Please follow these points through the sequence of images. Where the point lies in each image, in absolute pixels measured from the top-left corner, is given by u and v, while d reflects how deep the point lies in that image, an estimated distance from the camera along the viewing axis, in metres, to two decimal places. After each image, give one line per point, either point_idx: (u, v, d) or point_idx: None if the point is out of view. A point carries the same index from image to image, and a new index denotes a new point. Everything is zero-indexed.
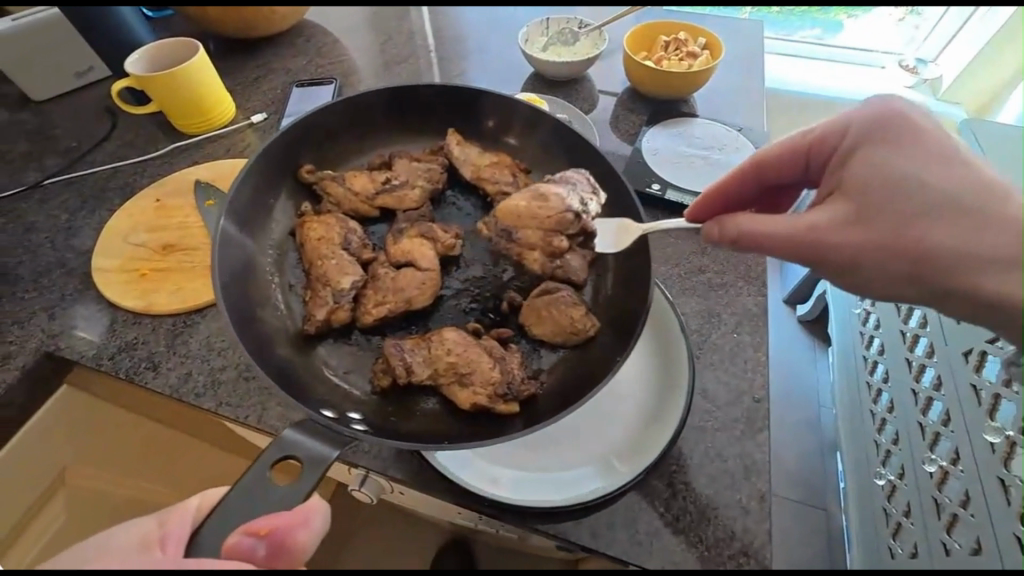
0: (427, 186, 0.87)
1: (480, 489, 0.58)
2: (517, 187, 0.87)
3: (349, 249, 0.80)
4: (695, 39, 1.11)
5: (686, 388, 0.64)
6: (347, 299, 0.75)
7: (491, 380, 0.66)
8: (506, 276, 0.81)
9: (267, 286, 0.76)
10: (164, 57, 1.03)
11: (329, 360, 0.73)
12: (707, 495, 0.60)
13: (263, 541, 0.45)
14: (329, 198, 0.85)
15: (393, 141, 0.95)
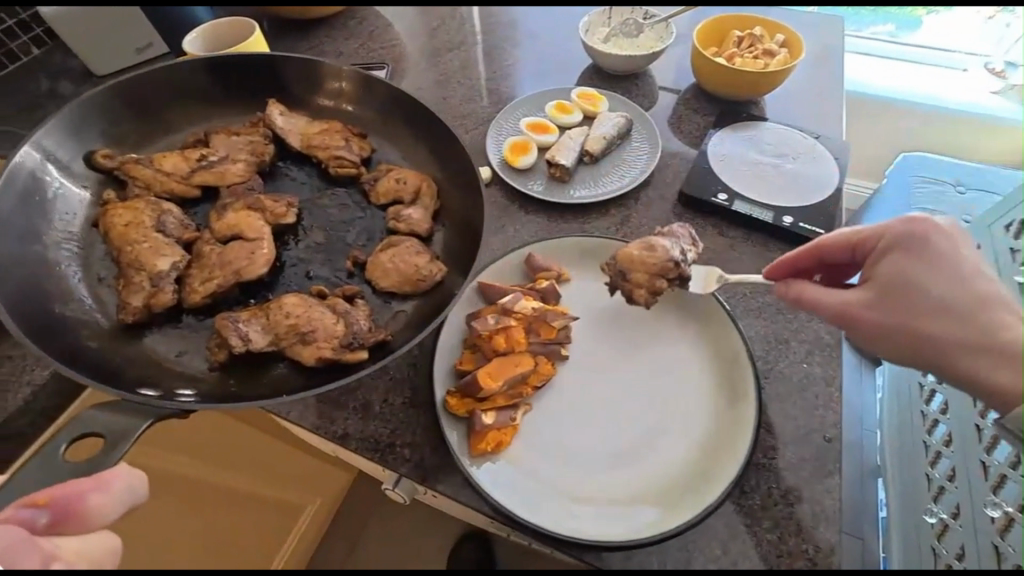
0: (250, 158, 0.83)
1: (528, 516, 0.55)
2: (353, 151, 0.84)
3: (167, 231, 0.76)
4: (772, 36, 1.02)
5: (753, 425, 0.60)
6: (168, 280, 0.71)
7: (331, 334, 0.66)
8: (352, 235, 0.80)
9: (68, 279, 0.72)
10: (221, 36, 1.02)
11: (159, 347, 0.69)
12: (769, 541, 0.56)
13: (45, 510, 0.41)
14: (136, 181, 0.80)
15: (196, 110, 0.90)
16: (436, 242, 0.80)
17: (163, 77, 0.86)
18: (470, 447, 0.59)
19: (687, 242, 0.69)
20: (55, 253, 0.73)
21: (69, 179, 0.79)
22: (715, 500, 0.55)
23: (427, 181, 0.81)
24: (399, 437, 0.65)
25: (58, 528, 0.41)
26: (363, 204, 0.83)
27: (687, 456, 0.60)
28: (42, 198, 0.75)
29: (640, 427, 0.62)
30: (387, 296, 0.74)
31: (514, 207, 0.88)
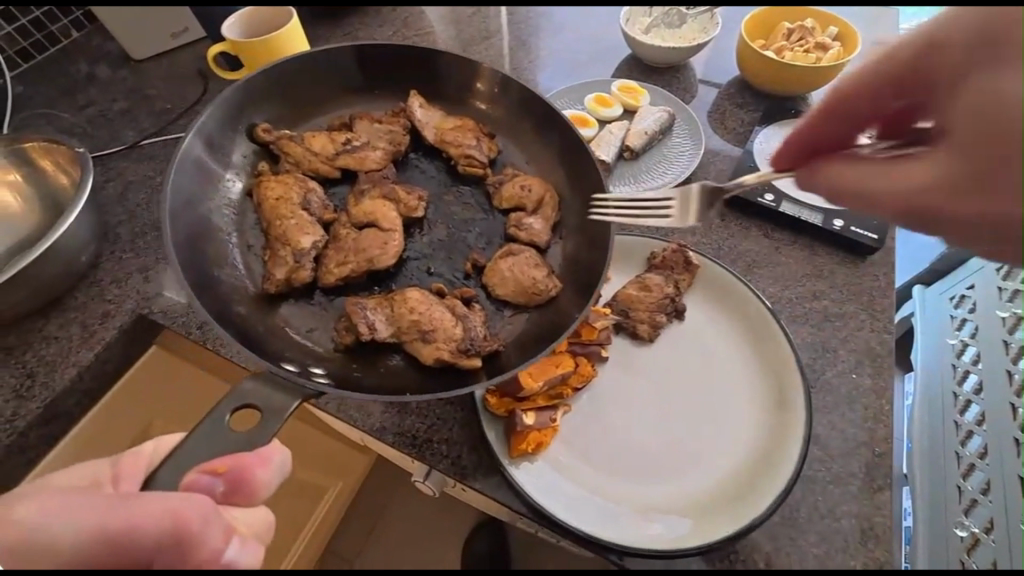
0: (389, 148, 0.82)
1: (567, 518, 0.55)
2: (484, 151, 0.82)
3: (311, 210, 0.77)
4: (824, 29, 0.98)
5: (802, 438, 0.58)
6: (308, 259, 0.71)
7: (454, 337, 0.64)
8: (473, 235, 0.79)
9: (224, 243, 0.73)
10: (259, 23, 1.02)
11: (291, 320, 0.70)
12: (815, 556, 0.55)
13: (221, 479, 0.43)
14: (288, 158, 0.80)
15: (355, 92, 0.88)
16: (553, 253, 0.77)
17: (327, 59, 0.84)
18: (509, 447, 0.59)
19: (681, 270, 0.70)
20: (213, 217, 0.74)
21: (235, 152, 0.80)
22: (761, 512, 0.54)
23: (554, 192, 0.79)
24: (436, 434, 0.65)
25: (229, 497, 0.43)
26: (486, 206, 0.81)
27: (730, 465, 0.59)
28: (206, 161, 0.76)
29: (681, 433, 0.62)
30: (503, 301, 0.72)
31: None
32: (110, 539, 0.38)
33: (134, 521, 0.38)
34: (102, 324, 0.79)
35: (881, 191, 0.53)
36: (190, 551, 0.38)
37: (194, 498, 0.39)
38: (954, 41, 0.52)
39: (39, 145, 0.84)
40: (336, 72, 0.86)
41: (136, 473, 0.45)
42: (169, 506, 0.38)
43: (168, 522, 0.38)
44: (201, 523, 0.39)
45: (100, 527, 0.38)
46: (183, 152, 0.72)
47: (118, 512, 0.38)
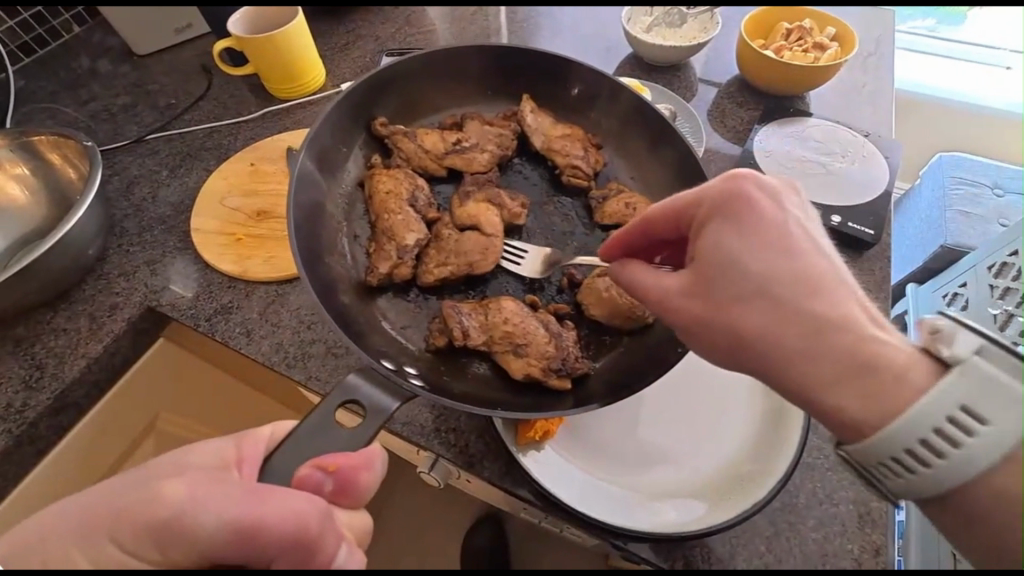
0: (497, 151, 0.87)
1: (574, 504, 0.56)
2: (588, 163, 0.86)
3: (415, 206, 0.81)
4: (823, 29, 1.00)
5: (802, 425, 0.59)
6: (410, 255, 0.76)
7: (547, 355, 0.67)
8: (569, 249, 0.82)
9: (336, 229, 0.79)
10: (262, 19, 1.03)
11: (387, 313, 0.75)
12: (815, 540, 0.56)
13: (331, 476, 0.47)
14: (400, 152, 0.85)
15: (468, 91, 0.94)
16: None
17: (440, 56, 0.89)
18: (517, 435, 0.60)
19: None
20: (329, 202, 0.80)
21: (354, 149, 0.86)
22: (765, 496, 0.56)
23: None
24: (445, 423, 0.66)
25: (335, 495, 0.47)
26: (586, 217, 0.84)
27: (733, 453, 0.61)
28: (331, 147, 0.82)
29: (684, 423, 0.63)
30: (593, 322, 0.75)
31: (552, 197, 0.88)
32: (244, 533, 0.41)
33: (270, 521, 0.41)
34: (111, 317, 0.79)
35: (648, 287, 0.55)
36: (310, 553, 0.43)
37: (318, 507, 0.43)
38: (707, 199, 0.54)
39: (46, 139, 0.84)
40: (450, 70, 0.91)
41: (254, 456, 0.48)
42: (302, 515, 0.42)
43: (298, 526, 0.42)
44: (323, 531, 0.43)
45: (236, 519, 0.41)
46: (313, 139, 0.78)
47: (255, 508, 0.41)
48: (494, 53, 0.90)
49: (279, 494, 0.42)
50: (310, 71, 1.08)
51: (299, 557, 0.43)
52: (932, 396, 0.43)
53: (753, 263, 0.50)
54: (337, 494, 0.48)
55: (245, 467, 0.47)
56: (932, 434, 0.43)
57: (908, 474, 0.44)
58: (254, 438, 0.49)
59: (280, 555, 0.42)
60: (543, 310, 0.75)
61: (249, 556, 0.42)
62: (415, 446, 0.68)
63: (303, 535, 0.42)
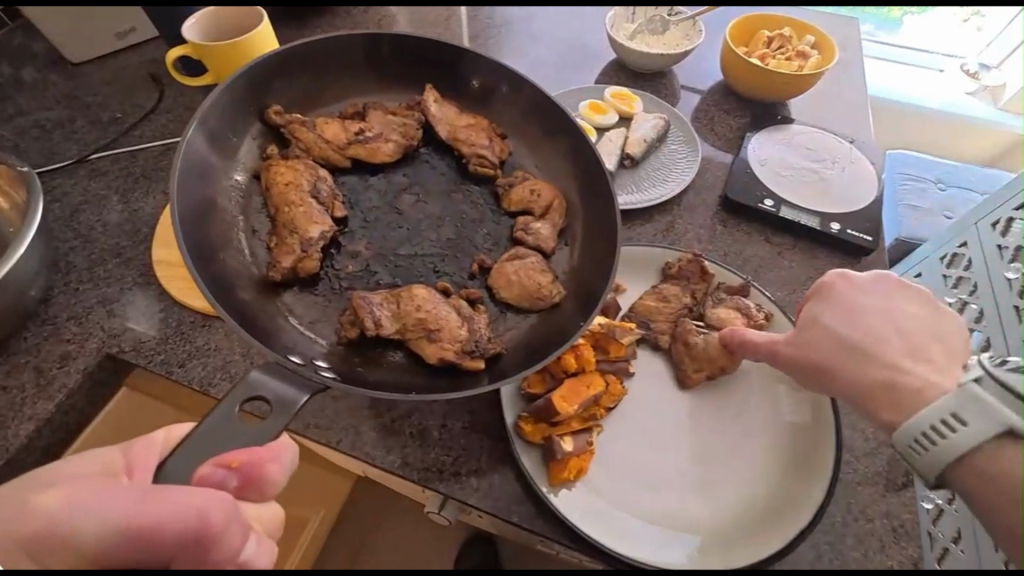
0: (403, 140, 0.81)
1: (616, 547, 0.54)
2: (495, 151, 0.82)
3: (319, 197, 0.74)
4: (801, 37, 1.02)
5: (834, 443, 0.59)
6: (316, 248, 0.70)
7: (460, 336, 0.64)
8: (480, 237, 0.78)
9: (229, 225, 0.72)
10: (219, 22, 0.93)
11: (295, 309, 0.69)
12: (855, 559, 0.56)
13: (234, 473, 0.43)
14: (299, 142, 0.79)
15: (370, 81, 0.88)
16: (557, 260, 0.76)
17: (336, 47, 0.84)
18: (549, 475, 0.57)
19: (697, 280, 0.71)
20: (217, 199, 0.72)
21: (244, 134, 0.79)
22: (805, 525, 0.55)
23: (561, 198, 0.78)
24: (465, 465, 0.61)
25: (242, 491, 0.43)
26: (495, 207, 0.80)
27: (770, 481, 0.59)
28: (216, 137, 0.75)
29: (720, 453, 0.61)
30: (505, 305, 0.71)
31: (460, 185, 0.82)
32: (136, 534, 0.38)
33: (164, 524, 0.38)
34: (61, 368, 0.69)
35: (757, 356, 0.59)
36: (214, 550, 0.39)
37: (220, 500, 0.39)
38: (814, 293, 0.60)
39: None
40: (348, 63, 0.86)
41: (148, 462, 0.44)
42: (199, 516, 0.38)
43: (196, 521, 0.38)
44: (226, 526, 0.39)
45: (130, 520, 0.38)
46: (198, 124, 0.71)
47: (150, 506, 0.38)
48: (406, 48, 0.86)
49: (168, 492, 0.38)
50: None
51: (199, 556, 0.39)
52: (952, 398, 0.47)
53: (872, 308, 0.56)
54: (243, 491, 0.43)
55: (135, 474, 0.43)
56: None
57: (940, 442, 0.47)
58: (145, 439, 0.45)
59: (179, 555, 0.38)
60: (456, 296, 0.70)
61: (147, 560, 0.38)
62: (423, 487, 0.63)
63: (201, 530, 0.38)
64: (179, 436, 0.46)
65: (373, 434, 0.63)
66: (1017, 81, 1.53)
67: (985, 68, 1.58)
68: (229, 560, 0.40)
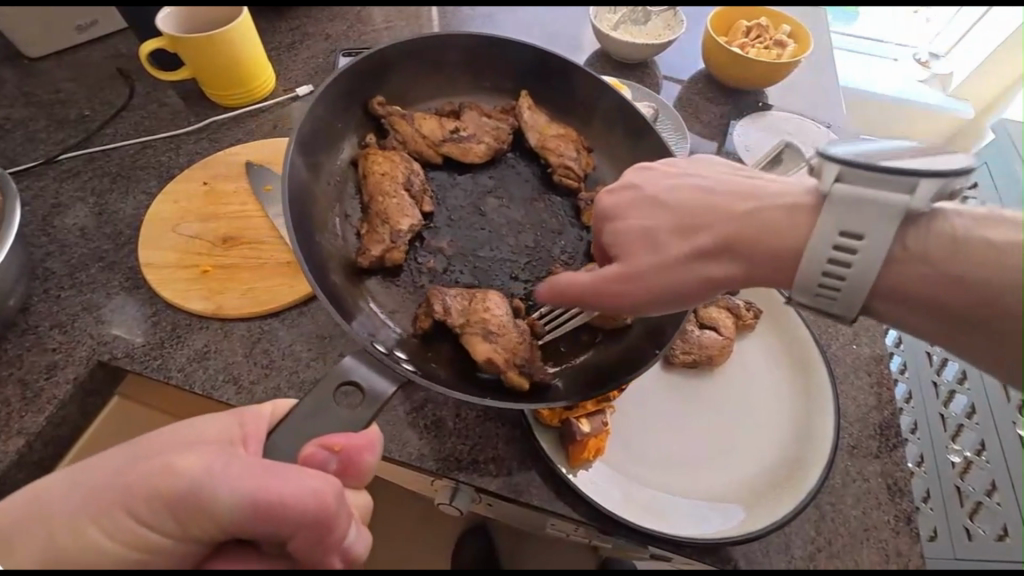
0: (494, 143, 0.86)
1: (635, 521, 0.55)
2: (580, 164, 0.86)
3: (410, 189, 0.79)
4: (777, 27, 1.06)
5: (833, 407, 0.62)
6: (403, 240, 0.74)
7: (517, 346, 0.64)
8: (558, 247, 0.81)
9: (328, 209, 0.78)
10: (195, 13, 0.89)
11: (377, 297, 0.74)
12: (856, 516, 0.59)
13: (336, 457, 0.45)
14: (396, 134, 0.84)
15: (459, 83, 0.93)
16: None
17: (438, 41, 0.89)
18: (569, 457, 0.58)
19: None
20: (319, 182, 0.78)
21: (353, 129, 0.85)
22: (815, 483, 0.57)
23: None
24: (481, 452, 0.62)
25: (342, 473, 0.46)
26: (576, 220, 0.84)
27: (775, 447, 0.62)
28: (326, 123, 0.81)
29: (725, 423, 0.64)
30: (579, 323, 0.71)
31: (539, 194, 0.86)
32: (263, 508, 0.39)
33: (285, 500, 0.40)
34: (49, 379, 0.66)
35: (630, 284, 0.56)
36: (327, 532, 0.41)
37: (336, 486, 0.42)
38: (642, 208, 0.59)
39: None
40: (442, 62, 0.91)
41: (257, 432, 0.47)
42: (317, 493, 0.41)
43: (318, 502, 0.41)
44: (340, 510, 0.42)
45: (257, 498, 0.39)
46: (312, 109, 0.78)
47: (271, 487, 0.40)
48: (491, 51, 0.91)
49: (293, 470, 0.41)
50: (261, 72, 0.96)
51: (314, 537, 0.41)
52: (824, 218, 0.49)
53: (662, 186, 0.59)
54: (342, 474, 0.46)
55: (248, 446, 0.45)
56: (834, 248, 0.49)
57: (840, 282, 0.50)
58: (254, 412, 0.48)
59: (297, 534, 0.40)
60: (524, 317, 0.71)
61: (266, 534, 0.40)
62: (433, 477, 0.63)
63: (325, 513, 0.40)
64: (283, 412, 0.49)
65: (387, 428, 0.63)
66: (963, 69, 1.62)
67: (936, 57, 1.68)
68: (337, 543, 0.43)
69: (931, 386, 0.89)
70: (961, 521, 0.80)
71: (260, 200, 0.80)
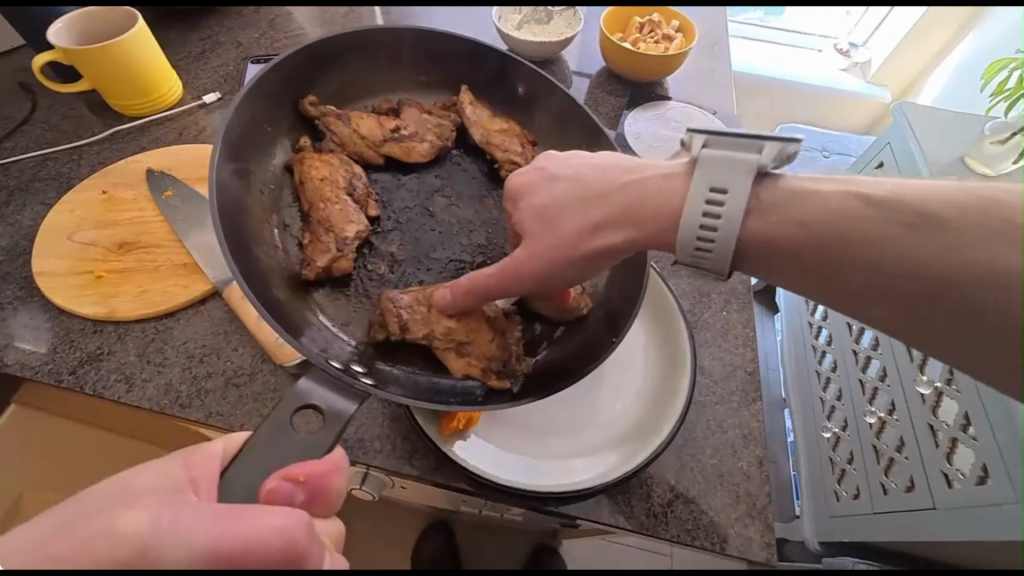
0: (436, 141, 0.90)
1: (500, 477, 0.60)
2: (525, 156, 0.90)
3: (354, 194, 0.82)
4: (668, 22, 1.13)
5: (689, 368, 0.67)
6: (350, 247, 0.77)
7: (487, 355, 0.67)
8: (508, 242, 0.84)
9: (266, 221, 0.78)
10: (94, 26, 0.91)
11: (325, 307, 0.75)
12: (713, 464, 0.65)
13: (301, 487, 0.44)
14: (333, 136, 0.87)
15: (389, 76, 0.96)
16: None
17: (367, 35, 0.91)
18: (440, 428, 0.62)
19: None
20: (253, 190, 0.79)
21: (286, 134, 0.87)
22: (664, 437, 0.62)
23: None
24: (367, 432, 0.65)
25: (309, 503, 0.44)
26: None
27: (637, 406, 0.67)
28: (254, 125, 0.81)
29: (598, 390, 0.68)
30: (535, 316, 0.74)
31: (486, 195, 0.89)
32: (229, 556, 0.37)
33: (252, 541, 0.37)
34: None
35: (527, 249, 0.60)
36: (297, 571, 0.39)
37: (305, 520, 0.40)
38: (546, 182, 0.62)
39: None
40: (371, 58, 0.94)
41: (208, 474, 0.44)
42: (287, 530, 0.38)
43: (286, 542, 0.38)
44: (310, 544, 0.40)
45: (220, 544, 0.37)
46: (240, 110, 0.78)
47: (235, 532, 0.38)
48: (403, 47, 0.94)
49: (258, 510, 0.39)
50: (165, 81, 0.98)
51: None
52: (694, 183, 0.53)
53: (560, 161, 0.63)
54: (311, 503, 0.45)
55: (200, 491, 0.43)
56: (704, 215, 0.52)
57: (711, 246, 0.53)
58: (206, 449, 0.46)
59: None
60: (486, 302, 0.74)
61: None
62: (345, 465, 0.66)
63: (295, 549, 0.38)
64: (237, 445, 0.47)
65: None
66: (880, 55, 1.70)
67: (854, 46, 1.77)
68: None
69: (851, 356, 0.94)
70: (879, 478, 0.80)
71: (158, 205, 0.81)
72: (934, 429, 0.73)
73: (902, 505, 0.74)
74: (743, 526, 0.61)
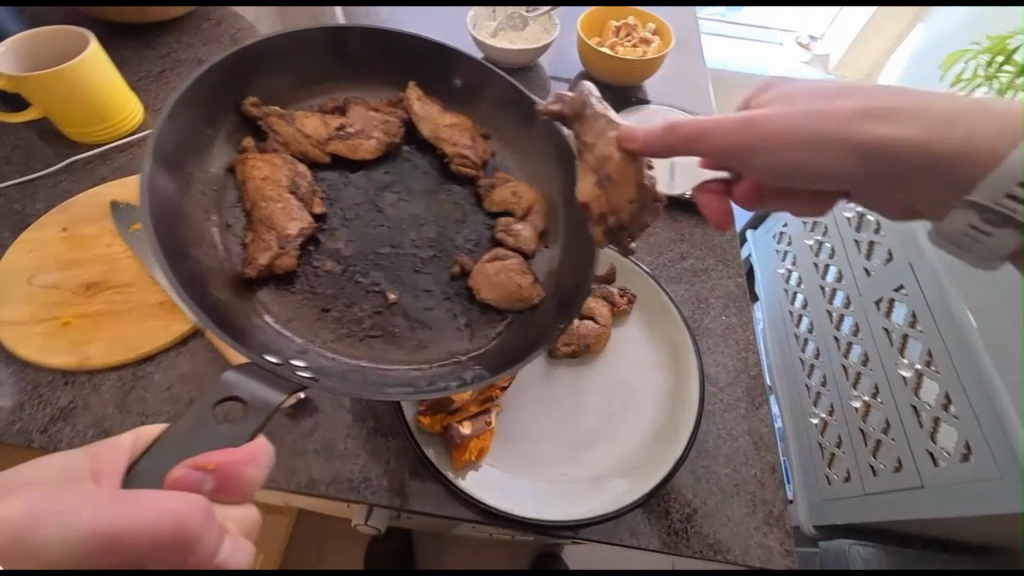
0: (384, 137, 0.85)
1: (517, 510, 0.58)
2: (476, 151, 0.86)
3: (297, 192, 0.78)
4: (644, 25, 1.12)
5: (697, 379, 0.68)
6: (293, 244, 0.73)
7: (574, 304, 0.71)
8: (461, 237, 0.81)
9: (203, 222, 0.74)
10: (44, 48, 0.85)
11: (269, 307, 0.71)
12: (727, 474, 0.65)
13: (210, 476, 0.41)
14: (277, 135, 0.83)
15: (342, 75, 0.91)
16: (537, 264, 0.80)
17: (318, 36, 0.86)
18: (452, 461, 0.60)
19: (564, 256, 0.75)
20: (190, 193, 0.75)
21: (227, 135, 0.82)
22: (679, 453, 0.62)
23: (541, 201, 0.83)
24: (373, 469, 0.62)
25: (218, 495, 0.41)
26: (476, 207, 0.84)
27: (649, 423, 0.66)
28: (191, 131, 0.77)
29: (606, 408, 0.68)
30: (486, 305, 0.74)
31: (441, 189, 0.86)
32: (109, 537, 0.35)
33: (136, 525, 0.35)
34: None
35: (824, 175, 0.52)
36: (186, 555, 0.37)
37: (198, 504, 0.37)
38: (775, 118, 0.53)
39: None
40: (318, 57, 0.89)
41: (113, 466, 0.43)
42: (175, 514, 0.36)
43: (169, 525, 0.36)
44: (203, 530, 0.37)
45: (102, 526, 0.36)
46: (171, 113, 0.73)
47: (118, 516, 0.36)
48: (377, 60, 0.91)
49: (150, 495, 0.37)
50: (126, 104, 0.92)
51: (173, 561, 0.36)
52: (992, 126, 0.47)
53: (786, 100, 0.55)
54: (220, 494, 0.41)
55: (99, 479, 0.42)
56: None
57: None
58: (112, 444, 0.44)
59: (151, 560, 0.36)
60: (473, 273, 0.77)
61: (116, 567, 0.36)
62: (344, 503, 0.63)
63: (178, 535, 0.36)
64: (147, 438, 0.45)
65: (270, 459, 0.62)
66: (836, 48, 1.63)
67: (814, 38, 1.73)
68: (205, 563, 0.38)
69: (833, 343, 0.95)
70: (868, 461, 0.81)
71: (125, 241, 0.76)
72: (918, 411, 0.74)
73: (891, 485, 0.75)
74: (763, 533, 0.61)
